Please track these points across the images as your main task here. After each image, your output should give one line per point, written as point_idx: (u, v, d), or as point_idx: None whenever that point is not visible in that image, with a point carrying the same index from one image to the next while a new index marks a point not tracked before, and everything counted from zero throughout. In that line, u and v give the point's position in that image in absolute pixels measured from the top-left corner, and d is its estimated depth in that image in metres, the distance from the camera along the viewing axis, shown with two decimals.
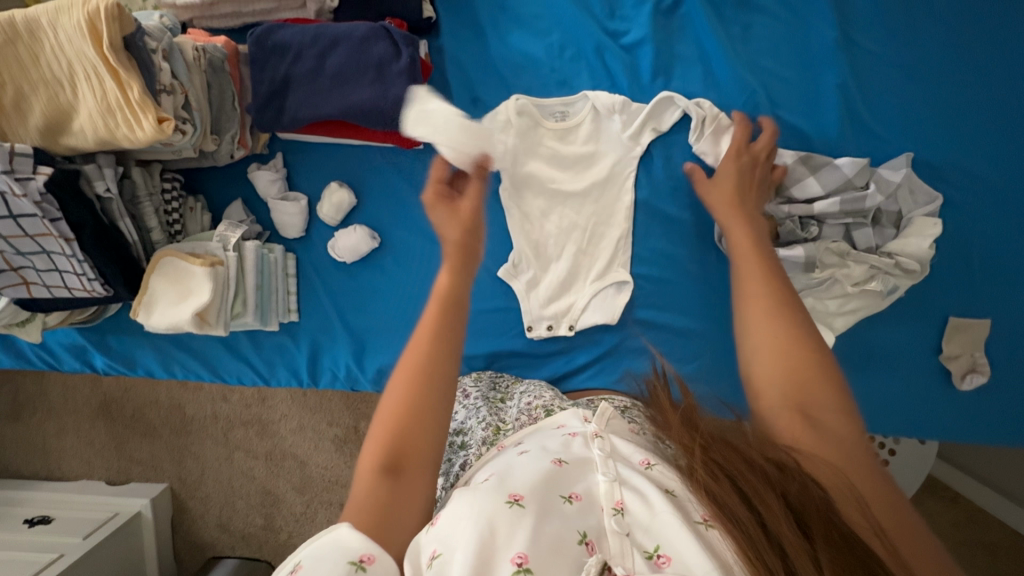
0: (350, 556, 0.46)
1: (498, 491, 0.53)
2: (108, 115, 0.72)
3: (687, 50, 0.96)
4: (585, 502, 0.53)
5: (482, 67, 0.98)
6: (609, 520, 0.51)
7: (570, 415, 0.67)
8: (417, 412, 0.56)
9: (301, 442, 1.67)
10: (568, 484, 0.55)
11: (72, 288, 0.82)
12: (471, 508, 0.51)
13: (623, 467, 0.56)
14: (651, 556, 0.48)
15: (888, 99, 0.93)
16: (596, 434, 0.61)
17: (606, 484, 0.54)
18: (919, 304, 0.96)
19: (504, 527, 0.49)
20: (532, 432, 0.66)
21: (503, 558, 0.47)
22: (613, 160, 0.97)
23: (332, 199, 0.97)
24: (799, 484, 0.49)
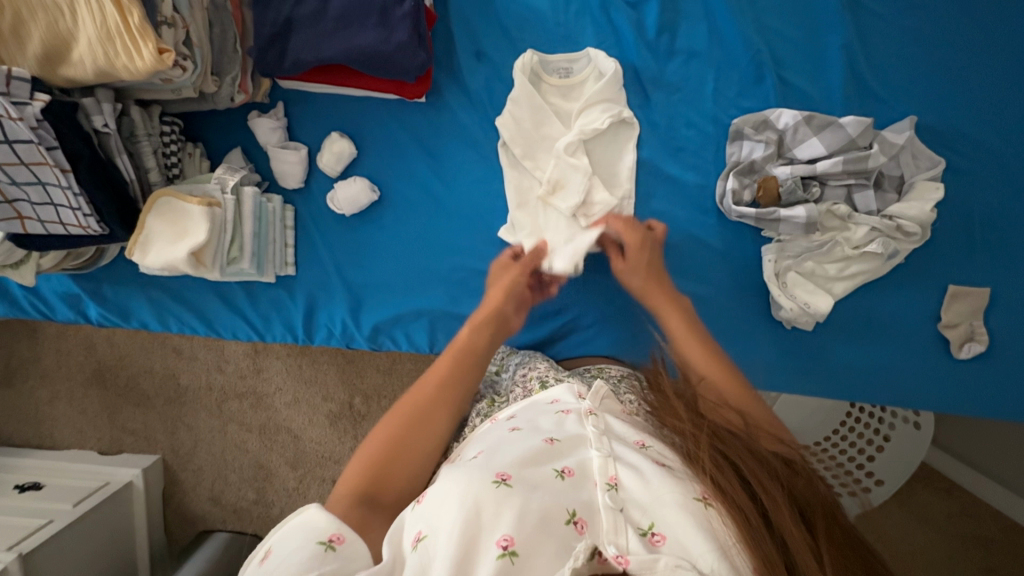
0: (320, 537, 0.50)
1: (486, 468, 0.53)
2: (107, 43, 0.71)
3: (694, 8, 0.95)
4: (577, 477, 0.54)
5: (487, 20, 0.97)
6: (603, 495, 0.52)
7: (563, 390, 0.69)
8: (397, 458, 0.62)
9: (295, 415, 1.66)
10: (560, 459, 0.56)
11: (67, 225, 0.81)
12: (458, 485, 0.51)
13: (619, 444, 0.58)
14: (645, 534, 0.48)
15: (893, 63, 0.93)
16: (591, 412, 0.63)
17: (600, 459, 0.55)
18: (919, 273, 0.96)
19: (490, 504, 0.49)
20: (526, 405, 0.68)
21: (489, 539, 0.47)
22: (588, 118, 0.95)
23: (332, 148, 0.97)
24: (803, 480, 0.53)
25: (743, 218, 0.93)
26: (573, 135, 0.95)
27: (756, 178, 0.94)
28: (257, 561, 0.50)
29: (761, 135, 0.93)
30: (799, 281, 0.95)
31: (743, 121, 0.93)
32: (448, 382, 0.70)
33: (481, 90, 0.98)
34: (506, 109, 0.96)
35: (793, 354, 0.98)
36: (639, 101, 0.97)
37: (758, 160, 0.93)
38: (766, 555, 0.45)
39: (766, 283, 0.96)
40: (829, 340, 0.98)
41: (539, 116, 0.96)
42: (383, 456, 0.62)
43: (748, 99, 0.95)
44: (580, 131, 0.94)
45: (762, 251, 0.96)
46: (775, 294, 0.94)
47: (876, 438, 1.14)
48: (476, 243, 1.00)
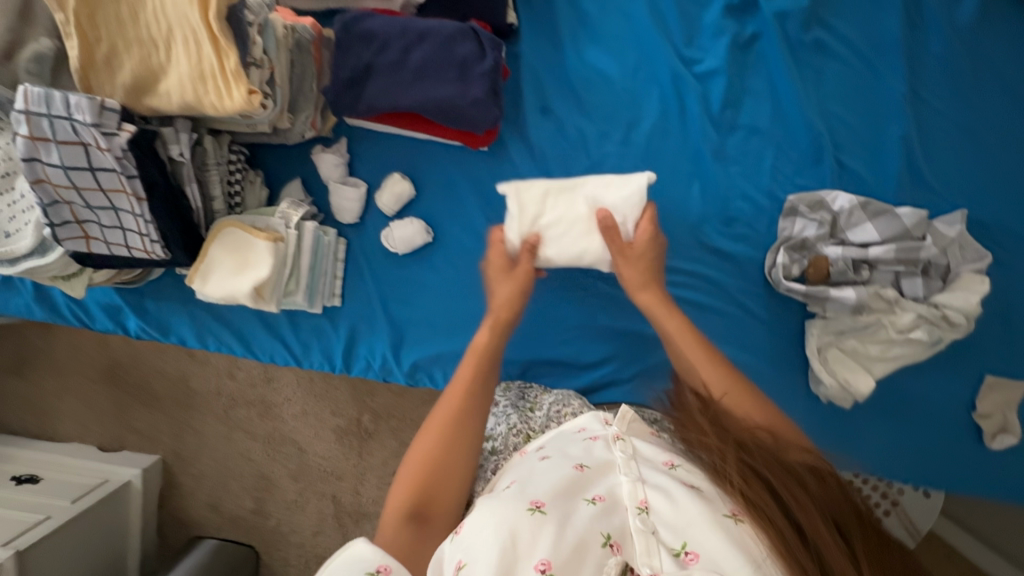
0: (367, 567, 0.49)
1: (520, 498, 0.54)
2: (198, 81, 0.72)
3: (759, 86, 0.97)
4: (608, 503, 0.55)
5: (556, 78, 0.99)
6: (634, 518, 0.52)
7: (590, 418, 0.69)
8: (436, 473, 0.67)
9: (302, 428, 1.65)
10: (590, 487, 0.57)
11: (131, 249, 0.82)
12: (494, 516, 0.52)
13: (647, 468, 0.58)
14: (678, 554, 0.49)
15: (948, 157, 0.95)
16: (618, 438, 0.62)
17: (629, 484, 0.56)
18: (958, 362, 0.97)
19: (526, 533, 0.50)
20: (553, 434, 0.68)
21: (528, 564, 0.48)
22: (594, 187, 0.89)
23: (393, 189, 0.98)
24: (826, 490, 0.56)
25: (791, 292, 0.96)
26: (585, 210, 0.89)
27: (807, 256, 0.96)
28: None
29: (815, 215, 0.95)
30: (839, 358, 0.96)
31: (799, 199, 0.95)
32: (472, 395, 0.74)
33: (545, 144, 0.99)
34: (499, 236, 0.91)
35: (824, 427, 0.99)
36: (697, 169, 0.99)
37: (810, 239, 0.95)
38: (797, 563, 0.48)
39: (808, 357, 0.98)
40: (862, 417, 0.99)
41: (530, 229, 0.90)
42: (423, 476, 0.66)
43: (804, 178, 0.97)
44: (591, 206, 0.88)
45: (806, 325, 0.98)
46: (815, 368, 0.96)
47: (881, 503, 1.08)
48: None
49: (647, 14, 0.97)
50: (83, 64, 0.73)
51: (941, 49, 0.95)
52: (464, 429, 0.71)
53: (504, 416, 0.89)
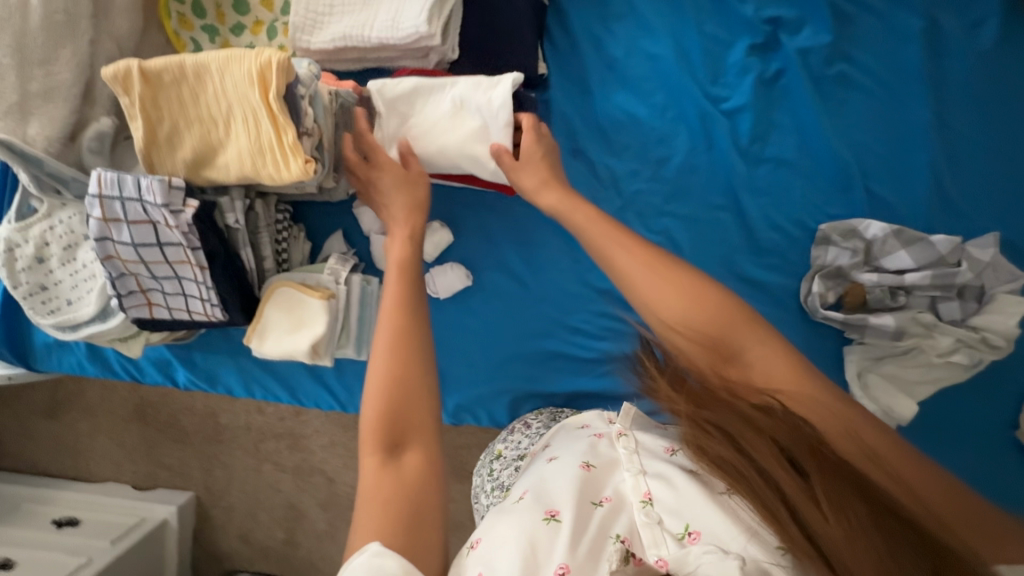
0: None
1: (536, 506, 0.58)
2: (257, 154, 0.75)
3: (785, 118, 0.99)
4: (614, 502, 0.58)
5: (585, 120, 1.01)
6: (639, 513, 0.56)
7: (593, 416, 0.75)
8: (396, 393, 0.60)
9: (330, 458, 1.63)
10: (599, 488, 0.60)
11: (191, 313, 0.85)
12: (511, 527, 0.56)
13: (648, 458, 0.62)
14: (682, 536, 0.53)
15: (974, 179, 0.97)
16: (622, 433, 0.66)
17: (632, 478, 0.60)
18: (999, 382, 0.98)
19: (544, 543, 0.54)
20: (563, 436, 0.75)
21: (547, 568, 0.52)
22: (462, 87, 0.85)
23: (433, 238, 1.02)
24: (789, 425, 0.51)
25: (828, 320, 0.98)
26: (451, 109, 0.86)
27: (842, 284, 0.98)
28: None
29: (848, 243, 0.97)
30: (880, 384, 0.97)
31: (832, 228, 0.97)
32: (411, 310, 0.65)
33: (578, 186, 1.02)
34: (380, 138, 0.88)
35: None
36: (727, 202, 1.01)
37: (845, 267, 0.97)
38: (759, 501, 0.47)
39: (848, 383, 0.99)
40: (903, 440, 1.00)
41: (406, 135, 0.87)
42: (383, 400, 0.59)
43: (833, 207, 0.98)
44: (456, 104, 0.85)
45: (844, 351, 1.00)
46: (856, 395, 0.97)
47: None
48: (553, 313, 1.04)
49: (672, 55, 0.99)
50: (146, 143, 0.77)
51: (964, 75, 0.97)
52: (411, 346, 0.63)
53: (537, 436, 0.90)
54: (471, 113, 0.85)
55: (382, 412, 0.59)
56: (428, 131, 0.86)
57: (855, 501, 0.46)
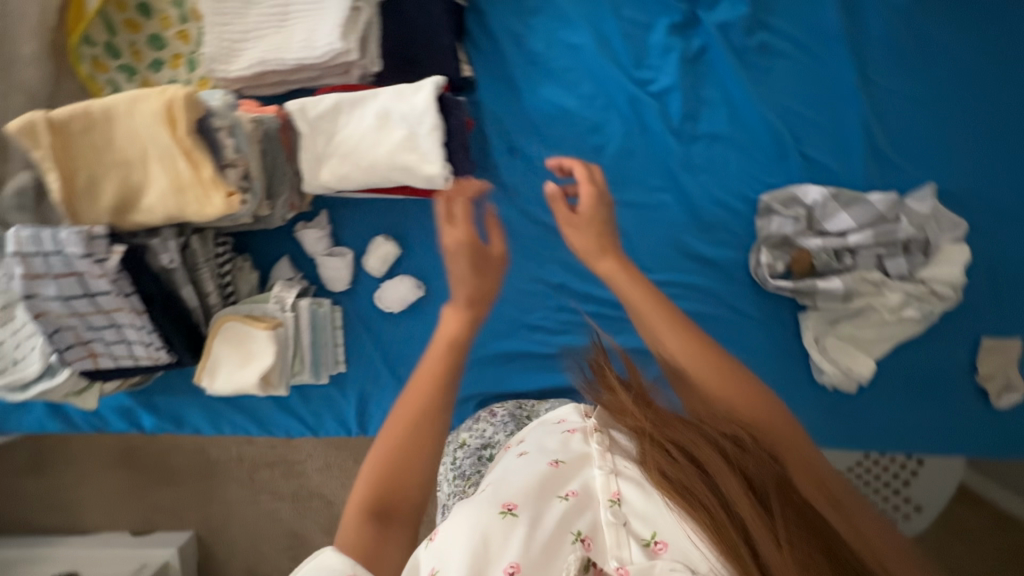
0: None
1: (492, 498, 0.52)
2: (178, 193, 0.75)
3: (713, 93, 1.00)
4: (581, 497, 0.52)
5: (517, 117, 1.01)
6: (606, 512, 0.51)
7: (569, 408, 0.65)
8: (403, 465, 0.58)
9: (327, 481, 1.66)
10: (564, 482, 0.54)
11: (137, 358, 0.84)
12: (464, 522, 0.50)
13: (621, 457, 0.56)
14: (648, 543, 0.49)
15: (906, 132, 0.98)
16: (597, 429, 0.59)
17: (603, 476, 0.54)
18: (955, 328, 0.99)
19: (497, 538, 0.48)
20: (533, 428, 0.65)
21: (496, 567, 0.47)
22: (385, 99, 0.85)
23: (378, 252, 1.00)
24: (757, 463, 0.50)
25: (780, 290, 0.98)
26: (376, 121, 0.85)
27: (789, 252, 0.99)
28: None
29: (789, 211, 0.97)
30: (838, 346, 0.98)
31: (772, 198, 0.98)
32: (446, 395, 0.61)
33: (518, 184, 1.02)
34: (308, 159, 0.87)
35: (834, 413, 1.01)
36: (668, 182, 1.01)
37: (789, 235, 0.97)
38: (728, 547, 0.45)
39: (806, 348, 1.00)
40: (868, 397, 1.01)
41: (336, 153, 0.87)
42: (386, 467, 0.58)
43: (771, 175, 0.99)
44: (382, 116, 0.85)
45: (800, 318, 1.00)
46: (816, 359, 0.98)
47: (909, 463, 1.13)
48: (511, 314, 1.04)
49: (593, 43, 0.99)
50: (65, 194, 0.74)
51: (882, 30, 0.98)
52: (438, 433, 0.60)
53: (502, 425, 0.89)
54: (396, 123, 0.85)
55: (385, 476, 0.57)
56: (358, 147, 0.86)
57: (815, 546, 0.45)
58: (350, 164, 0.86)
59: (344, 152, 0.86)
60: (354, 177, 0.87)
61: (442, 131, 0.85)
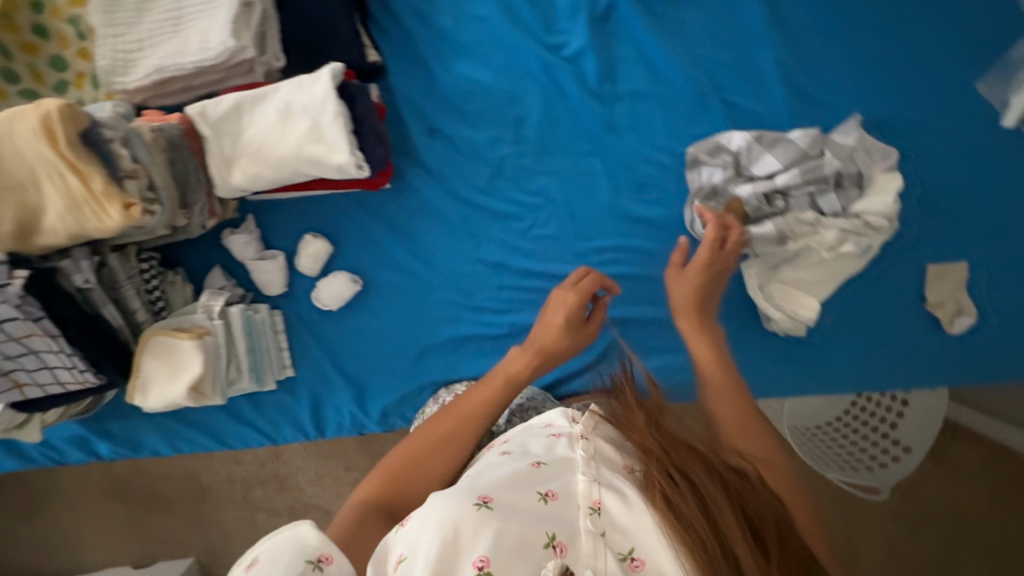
0: (308, 555, 0.50)
1: (467, 492, 0.56)
2: (75, 210, 0.73)
3: (627, 51, 0.98)
4: (560, 501, 0.57)
5: (433, 98, 0.99)
6: (585, 519, 0.54)
7: (557, 412, 0.67)
8: (415, 472, 0.67)
9: (323, 492, 1.57)
10: (544, 481, 0.58)
11: (65, 384, 0.83)
12: (438, 510, 0.54)
13: (606, 468, 0.59)
14: (625, 558, 0.53)
15: (826, 67, 0.97)
16: (581, 436, 0.62)
17: (585, 484, 0.57)
18: (900, 258, 0.98)
19: (468, 528, 0.52)
20: (518, 428, 0.68)
21: (466, 561, 0.51)
22: (285, 92, 0.83)
23: (309, 250, 0.99)
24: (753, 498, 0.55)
25: (718, 242, 0.96)
26: (279, 116, 0.84)
27: (721, 201, 0.96)
28: (243, 569, 0.51)
29: (717, 160, 0.95)
30: (782, 292, 0.96)
31: (697, 149, 0.96)
32: (466, 421, 0.72)
33: (442, 165, 1.00)
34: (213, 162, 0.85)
35: (789, 361, 0.99)
36: (594, 146, 0.99)
37: (719, 184, 0.96)
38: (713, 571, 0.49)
39: (752, 297, 0.98)
40: (822, 339, 0.99)
41: (243, 153, 0.85)
42: (401, 472, 0.67)
43: (697, 127, 0.98)
44: (283, 110, 0.83)
45: (743, 267, 0.97)
46: (763, 308, 0.96)
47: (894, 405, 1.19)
48: (453, 297, 1.02)
49: (499, 15, 0.98)
50: None
51: None
52: (456, 451, 0.69)
53: None
54: (298, 116, 0.83)
55: (402, 480, 0.66)
56: (262, 144, 0.84)
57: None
58: (257, 162, 0.84)
59: (250, 150, 0.84)
60: (264, 175, 0.85)
61: (347, 119, 0.83)
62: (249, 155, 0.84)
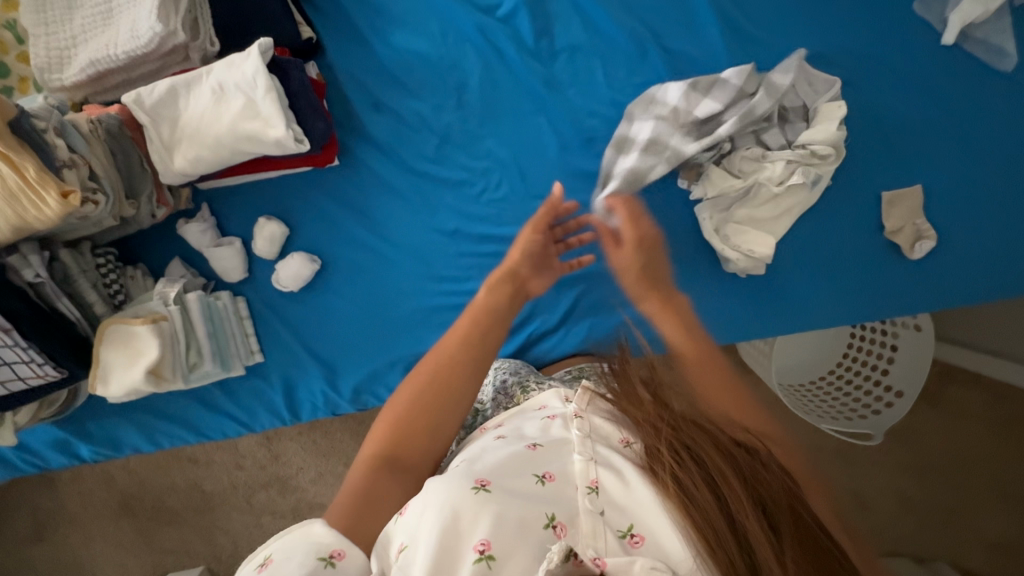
0: (320, 552, 0.49)
1: (466, 476, 0.53)
2: (12, 201, 0.73)
3: (562, 7, 0.98)
4: (558, 482, 0.53)
5: (374, 72, 1.00)
6: (583, 499, 0.51)
7: (550, 394, 0.67)
8: (416, 415, 0.64)
9: (327, 490, 1.41)
10: (541, 464, 0.55)
11: (26, 378, 0.84)
12: (438, 494, 0.51)
13: (602, 446, 0.56)
14: (624, 535, 0.49)
15: (762, 3, 0.96)
16: (576, 415, 0.60)
17: (582, 463, 0.54)
18: (852, 184, 0.98)
19: (467, 513, 0.49)
20: (513, 414, 0.66)
21: (467, 544, 0.48)
22: (217, 72, 0.84)
23: (264, 233, 0.98)
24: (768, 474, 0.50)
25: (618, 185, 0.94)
26: (215, 97, 0.85)
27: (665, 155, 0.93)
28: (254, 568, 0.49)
29: (653, 113, 0.95)
30: (738, 231, 0.95)
31: (633, 104, 0.96)
32: (457, 356, 0.69)
33: (389, 138, 1.00)
34: (157, 148, 0.86)
35: (753, 300, 0.99)
36: (538, 105, 0.99)
37: (659, 136, 0.93)
38: (725, 555, 0.45)
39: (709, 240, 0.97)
40: (784, 276, 0.99)
41: (183, 138, 0.86)
42: (403, 419, 0.64)
43: (638, 75, 0.98)
44: (218, 90, 0.84)
45: (697, 212, 0.97)
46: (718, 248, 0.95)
47: (884, 351, 1.16)
48: (417, 267, 1.02)
49: None
50: None
51: None
52: (451, 388, 0.66)
53: None
54: (233, 94, 0.84)
55: (399, 430, 0.63)
56: (201, 126, 0.85)
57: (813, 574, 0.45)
58: (198, 145, 0.85)
59: (189, 135, 0.85)
60: (206, 156, 0.86)
61: (280, 93, 0.84)
62: (189, 138, 0.85)
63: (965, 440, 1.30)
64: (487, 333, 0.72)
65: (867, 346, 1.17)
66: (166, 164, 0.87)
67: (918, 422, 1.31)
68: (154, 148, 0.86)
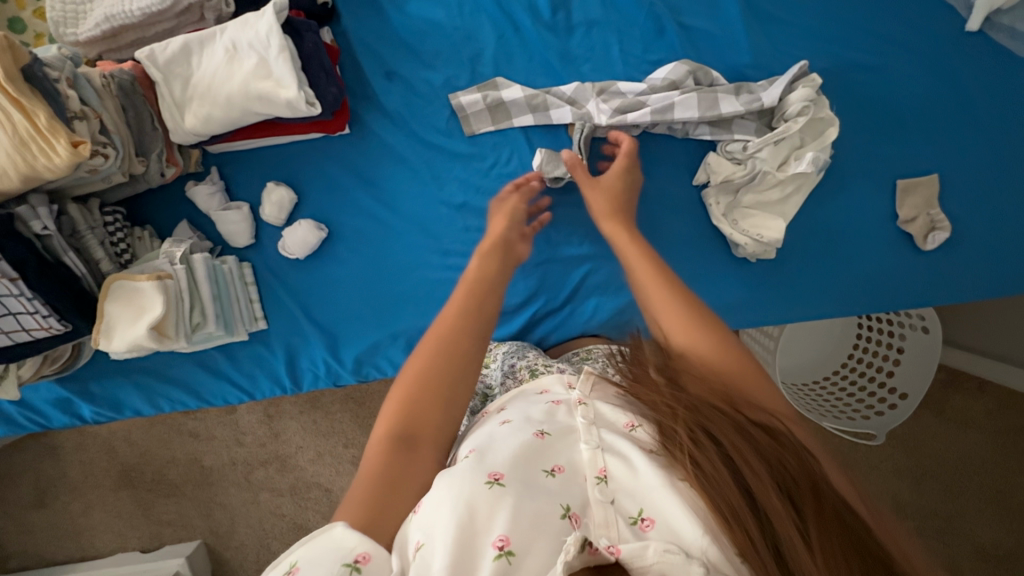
0: (343, 557, 0.44)
1: (474, 470, 0.49)
2: (22, 148, 0.72)
3: None
4: (568, 474, 0.50)
5: (388, 40, 0.99)
6: (593, 489, 0.49)
7: (552, 379, 0.64)
8: (427, 389, 0.58)
9: (325, 469, 1.41)
10: (550, 458, 0.52)
11: (30, 330, 0.84)
12: (447, 490, 0.47)
13: (608, 432, 0.53)
14: (635, 521, 0.47)
15: None
16: (580, 402, 0.57)
17: (589, 453, 0.52)
18: (868, 168, 0.96)
19: (483, 508, 0.46)
20: (515, 396, 0.64)
21: (484, 542, 0.44)
22: (230, 31, 0.84)
23: (272, 198, 0.98)
24: (792, 456, 0.48)
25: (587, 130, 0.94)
26: (227, 57, 0.85)
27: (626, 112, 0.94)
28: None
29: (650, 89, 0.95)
30: (746, 215, 0.95)
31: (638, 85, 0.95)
32: (465, 326, 0.64)
33: (400, 107, 0.99)
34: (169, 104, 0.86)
35: (762, 288, 0.97)
36: (552, 79, 0.98)
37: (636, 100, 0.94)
38: (743, 532, 0.42)
39: (716, 225, 0.96)
40: (796, 262, 0.97)
41: (194, 97, 0.86)
42: (412, 396, 0.58)
43: (654, 53, 0.97)
44: (230, 50, 0.84)
45: (703, 196, 0.96)
46: (727, 232, 0.94)
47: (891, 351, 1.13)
48: (424, 240, 1.01)
49: None
50: None
51: None
52: (462, 353, 0.62)
53: None
54: (245, 54, 0.84)
55: (410, 407, 0.57)
56: (212, 85, 0.85)
57: (846, 559, 0.42)
58: (208, 104, 0.85)
59: (200, 94, 0.85)
60: (216, 114, 0.86)
61: (293, 55, 0.84)
62: (200, 95, 0.85)
63: (968, 449, 1.28)
64: (484, 300, 0.69)
65: (872, 348, 1.15)
66: (178, 121, 0.87)
67: (920, 429, 1.30)
68: (166, 104, 0.86)
